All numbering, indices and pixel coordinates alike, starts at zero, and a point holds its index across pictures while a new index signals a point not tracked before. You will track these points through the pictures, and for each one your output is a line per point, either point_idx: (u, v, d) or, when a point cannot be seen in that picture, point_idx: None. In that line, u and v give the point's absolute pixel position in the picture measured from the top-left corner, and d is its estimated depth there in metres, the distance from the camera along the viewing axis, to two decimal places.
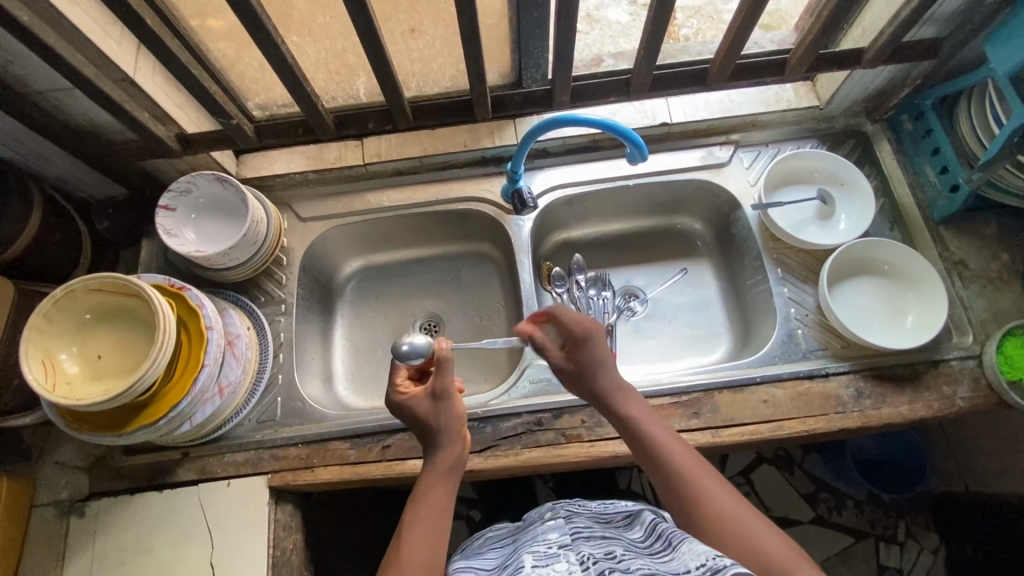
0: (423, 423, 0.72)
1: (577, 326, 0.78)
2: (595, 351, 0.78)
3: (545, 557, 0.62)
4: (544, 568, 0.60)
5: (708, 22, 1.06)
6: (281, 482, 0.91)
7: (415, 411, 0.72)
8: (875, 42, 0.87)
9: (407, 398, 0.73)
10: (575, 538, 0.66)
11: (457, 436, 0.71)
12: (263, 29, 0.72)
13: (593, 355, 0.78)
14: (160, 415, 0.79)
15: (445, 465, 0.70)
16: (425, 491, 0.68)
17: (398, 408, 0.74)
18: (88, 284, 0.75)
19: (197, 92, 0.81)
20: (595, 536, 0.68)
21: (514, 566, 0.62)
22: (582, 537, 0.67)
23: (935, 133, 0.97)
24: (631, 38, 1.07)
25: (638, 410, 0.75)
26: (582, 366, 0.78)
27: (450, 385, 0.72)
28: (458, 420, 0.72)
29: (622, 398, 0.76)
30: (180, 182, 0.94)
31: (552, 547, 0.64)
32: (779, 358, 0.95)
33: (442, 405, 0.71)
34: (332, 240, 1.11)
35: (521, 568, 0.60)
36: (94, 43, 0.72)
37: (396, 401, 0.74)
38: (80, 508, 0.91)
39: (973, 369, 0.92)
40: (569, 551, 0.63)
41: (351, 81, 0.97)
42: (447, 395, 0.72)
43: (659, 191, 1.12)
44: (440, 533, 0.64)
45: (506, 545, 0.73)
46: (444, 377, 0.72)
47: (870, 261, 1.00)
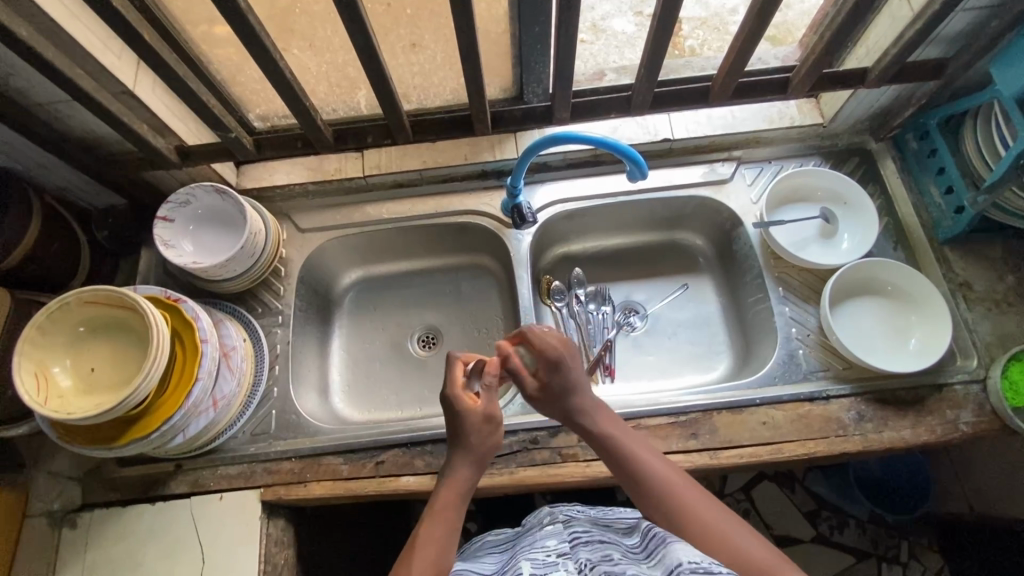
0: (463, 434, 0.74)
1: (548, 350, 0.79)
2: (569, 374, 0.79)
3: (543, 565, 0.61)
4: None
5: (714, 33, 1.05)
6: (274, 496, 0.90)
7: (463, 417, 0.75)
8: (879, 62, 0.86)
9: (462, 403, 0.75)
10: (573, 545, 0.66)
11: (480, 462, 0.74)
12: (261, 44, 0.71)
13: (565, 380, 0.78)
14: (153, 428, 0.78)
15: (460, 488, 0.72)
16: (440, 508, 0.69)
17: (450, 408, 0.76)
18: (83, 297, 0.75)
19: (196, 106, 0.81)
20: (593, 541, 0.67)
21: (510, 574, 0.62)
22: (580, 542, 0.67)
23: (940, 153, 0.96)
24: (636, 50, 1.06)
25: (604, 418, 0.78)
26: (557, 390, 0.78)
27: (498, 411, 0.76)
28: (491, 446, 0.75)
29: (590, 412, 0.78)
30: (179, 194, 0.94)
31: (550, 556, 0.63)
32: (780, 379, 0.94)
33: (485, 428, 0.74)
34: (331, 251, 1.11)
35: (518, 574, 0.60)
36: (94, 57, 0.72)
37: (452, 403, 0.76)
38: (72, 519, 0.91)
39: (977, 393, 0.90)
40: (567, 560, 0.62)
41: (352, 94, 0.96)
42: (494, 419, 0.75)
43: (661, 206, 1.11)
44: (450, 544, 0.66)
45: (504, 551, 0.73)
46: (495, 399, 0.76)
47: (873, 281, 0.99)
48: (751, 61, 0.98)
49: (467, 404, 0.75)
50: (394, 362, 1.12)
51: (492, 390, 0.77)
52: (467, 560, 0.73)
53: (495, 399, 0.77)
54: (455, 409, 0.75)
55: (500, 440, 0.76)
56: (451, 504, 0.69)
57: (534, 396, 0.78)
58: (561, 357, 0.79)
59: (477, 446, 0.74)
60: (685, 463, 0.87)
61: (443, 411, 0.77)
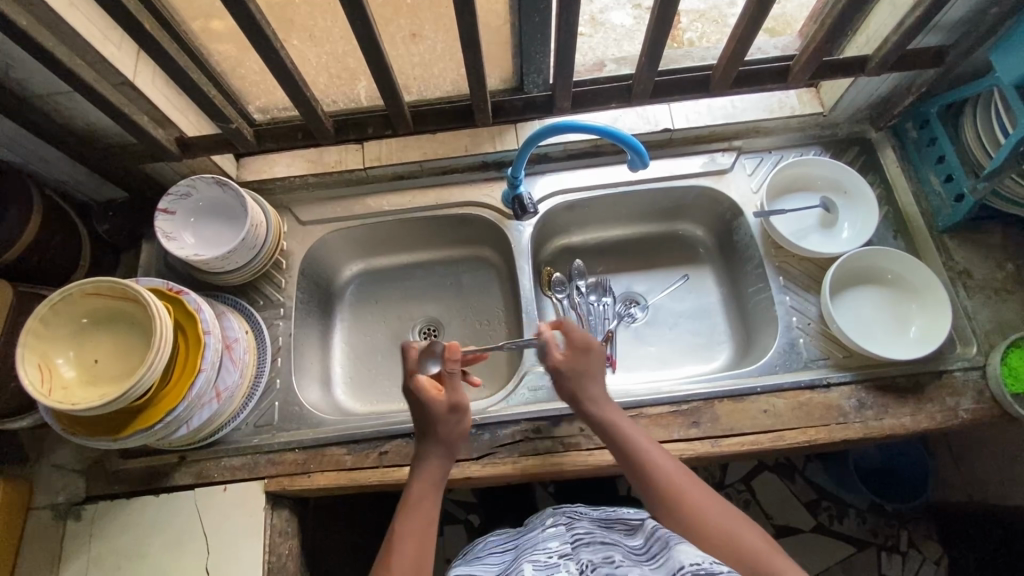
0: (430, 426, 0.75)
1: (581, 335, 0.82)
2: (592, 362, 0.82)
3: (544, 567, 0.64)
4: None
5: (712, 25, 1.05)
6: (278, 487, 0.90)
7: (427, 410, 0.75)
8: (879, 50, 0.86)
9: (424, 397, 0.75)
10: (575, 547, 0.67)
11: (450, 450, 0.76)
12: (261, 33, 0.71)
13: (590, 365, 0.81)
14: (157, 419, 0.78)
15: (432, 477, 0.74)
16: (415, 500, 0.72)
17: (414, 399, 0.76)
18: (85, 289, 0.75)
19: (196, 97, 0.81)
20: (595, 542, 0.68)
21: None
22: (582, 543, 0.68)
23: (940, 142, 0.97)
24: (635, 41, 1.06)
25: (615, 416, 0.79)
26: (578, 374, 0.80)
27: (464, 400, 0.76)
28: (461, 432, 0.76)
29: (603, 407, 0.79)
30: (180, 186, 0.94)
31: (551, 558, 0.65)
32: (780, 368, 0.94)
33: (453, 416, 0.75)
34: (332, 243, 1.11)
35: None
36: (94, 47, 0.72)
37: (417, 392, 0.75)
38: (77, 510, 0.91)
39: (976, 380, 0.91)
40: (569, 561, 0.64)
41: (353, 85, 0.96)
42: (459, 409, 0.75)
43: (662, 197, 1.11)
44: (428, 537, 0.70)
45: (508, 551, 0.74)
46: (459, 388, 0.76)
47: (873, 270, 0.99)
48: (751, 51, 0.98)
49: (431, 395, 0.75)
50: (396, 355, 1.13)
51: (454, 377, 0.76)
52: (470, 562, 0.75)
53: (460, 386, 0.77)
54: (419, 402, 0.75)
55: (468, 424, 0.77)
56: (425, 494, 0.73)
57: (558, 369, 0.79)
58: (592, 344, 0.81)
59: (444, 436, 0.75)
60: (687, 450, 0.88)
61: (408, 402, 0.77)
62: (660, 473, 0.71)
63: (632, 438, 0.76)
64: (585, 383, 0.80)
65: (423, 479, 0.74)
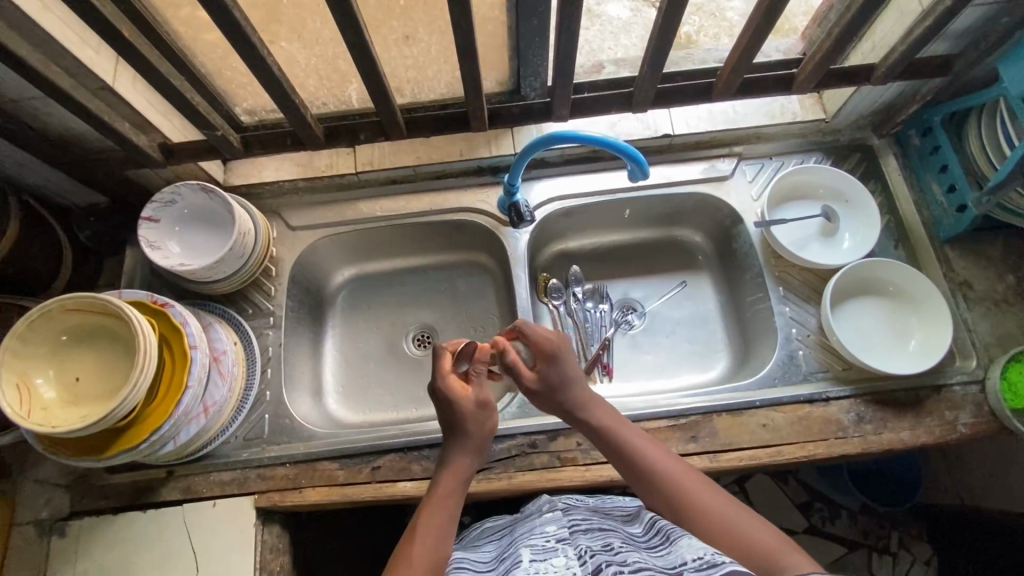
0: (458, 424, 0.74)
1: (545, 343, 0.79)
2: (564, 367, 0.79)
3: (542, 551, 0.63)
4: (542, 561, 0.61)
5: (710, 18, 1.02)
6: (268, 503, 0.88)
7: (456, 407, 0.74)
8: (887, 58, 0.84)
9: (454, 394, 0.74)
10: (573, 532, 0.67)
11: (478, 448, 0.74)
12: (246, 40, 0.68)
13: (560, 372, 0.78)
14: (142, 439, 0.76)
15: (459, 472, 0.71)
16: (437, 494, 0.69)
17: (439, 398, 0.74)
18: (66, 305, 0.72)
19: (179, 104, 0.77)
20: (592, 528, 0.68)
21: (513, 561, 0.63)
22: (579, 529, 0.68)
23: (942, 150, 0.95)
24: (632, 35, 1.04)
25: (608, 417, 0.77)
26: (552, 384, 0.78)
27: (491, 397, 0.76)
28: (487, 431, 0.75)
29: (590, 407, 0.77)
30: (164, 192, 0.91)
31: (549, 542, 0.65)
32: (779, 381, 0.93)
33: (481, 414, 0.74)
34: (323, 249, 1.08)
35: (519, 562, 0.61)
36: (70, 51, 0.68)
37: (445, 391, 0.74)
38: (61, 527, 0.89)
39: (975, 394, 0.90)
40: (567, 546, 0.64)
41: (344, 87, 0.93)
42: (487, 405, 0.75)
43: (661, 203, 1.09)
44: (449, 533, 0.66)
45: (503, 537, 0.74)
46: (486, 386, 0.76)
47: (874, 281, 0.97)
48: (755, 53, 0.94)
49: (461, 394, 0.74)
50: (389, 362, 1.11)
51: (480, 378, 0.77)
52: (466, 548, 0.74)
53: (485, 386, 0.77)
54: (446, 400, 0.74)
55: (495, 424, 0.76)
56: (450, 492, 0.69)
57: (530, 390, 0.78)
58: (557, 351, 0.79)
59: (472, 432, 0.73)
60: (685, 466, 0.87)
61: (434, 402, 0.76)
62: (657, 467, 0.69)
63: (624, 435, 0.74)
64: (564, 394, 0.78)
65: (451, 476, 0.71)
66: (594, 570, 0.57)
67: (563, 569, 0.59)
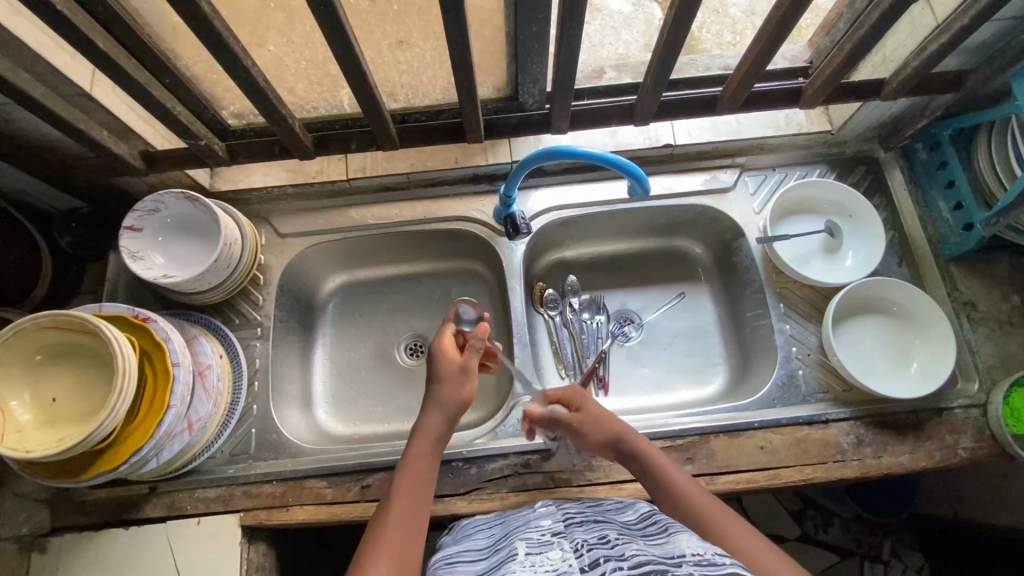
0: (436, 388, 0.78)
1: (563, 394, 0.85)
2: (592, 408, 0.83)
3: (537, 545, 0.63)
4: (538, 555, 0.60)
5: (711, 14, 0.98)
6: (254, 521, 0.86)
7: (438, 372, 0.79)
8: (898, 73, 0.81)
9: (441, 359, 0.79)
10: (568, 525, 0.67)
11: (454, 411, 0.77)
12: (228, 51, 0.64)
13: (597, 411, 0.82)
14: (121, 461, 0.73)
15: (435, 436, 0.75)
16: (414, 457, 0.73)
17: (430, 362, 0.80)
18: (40, 323, 0.69)
19: (158, 113, 0.74)
20: (587, 520, 0.68)
21: (510, 555, 0.63)
22: (574, 522, 0.68)
23: (951, 166, 0.93)
24: (633, 29, 1.02)
25: (653, 452, 0.78)
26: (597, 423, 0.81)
27: (473, 365, 0.79)
28: (465, 397, 0.78)
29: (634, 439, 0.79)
30: (146, 201, 0.87)
31: (545, 536, 0.65)
32: (778, 401, 0.91)
33: (462, 378, 0.78)
34: (312, 257, 1.05)
35: (515, 556, 0.61)
36: (43, 58, 0.65)
37: (436, 354, 0.79)
38: (41, 543, 0.86)
39: (977, 418, 0.88)
40: (562, 539, 0.63)
41: (334, 92, 0.88)
42: (468, 372, 0.79)
43: (661, 214, 1.07)
44: (422, 500, 0.70)
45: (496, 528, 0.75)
46: (476, 354, 0.79)
47: (877, 300, 0.95)
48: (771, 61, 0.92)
49: (448, 357, 0.79)
50: (380, 372, 1.08)
51: (473, 350, 0.80)
52: (460, 540, 0.74)
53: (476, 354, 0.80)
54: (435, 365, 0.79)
55: (473, 393, 0.79)
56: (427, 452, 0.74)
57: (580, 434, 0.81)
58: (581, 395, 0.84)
59: (447, 396, 0.77)
60: None
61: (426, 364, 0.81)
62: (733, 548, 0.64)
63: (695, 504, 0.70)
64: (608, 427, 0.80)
65: (423, 438, 0.75)
66: (591, 563, 0.56)
67: (558, 561, 0.58)
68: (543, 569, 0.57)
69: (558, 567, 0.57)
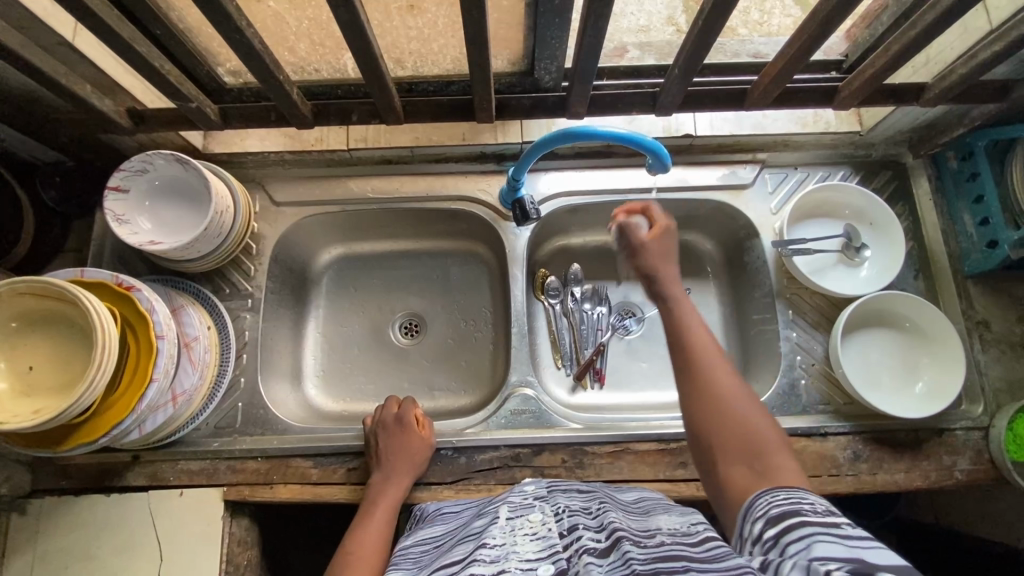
0: (389, 462, 0.81)
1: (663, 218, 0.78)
2: (666, 245, 0.75)
3: (519, 508, 0.62)
4: (518, 518, 0.59)
5: None
6: (237, 497, 0.85)
7: (391, 445, 0.82)
8: (942, 79, 0.76)
9: (394, 432, 0.83)
10: (551, 491, 0.67)
11: (409, 485, 0.82)
12: (222, 12, 0.59)
13: (671, 247, 0.75)
14: (101, 434, 0.71)
15: (385, 517, 0.77)
16: (360, 545, 0.73)
17: (383, 435, 0.84)
18: (19, 289, 0.66)
19: (145, 72, 0.68)
20: (570, 490, 0.69)
21: (488, 517, 0.63)
22: (557, 489, 0.68)
23: (981, 179, 0.88)
24: None
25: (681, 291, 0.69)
26: (663, 250, 0.74)
27: (433, 444, 0.86)
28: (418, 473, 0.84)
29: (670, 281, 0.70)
30: (134, 160, 0.82)
31: (527, 500, 0.65)
32: (778, 411, 0.89)
33: (422, 453, 0.84)
34: (307, 228, 1.01)
35: (496, 520, 0.59)
36: (19, 3, 0.60)
37: (392, 431, 0.83)
38: (21, 505, 0.85)
39: (977, 441, 0.87)
40: (544, 504, 0.63)
41: (337, 56, 0.81)
42: (426, 449, 0.85)
43: (673, 207, 1.02)
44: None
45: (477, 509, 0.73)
46: (432, 432, 0.87)
47: (891, 314, 0.92)
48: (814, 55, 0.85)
49: (412, 429, 0.84)
50: (372, 349, 1.05)
51: (429, 426, 0.87)
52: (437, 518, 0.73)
53: (432, 433, 0.87)
54: (392, 436, 0.83)
55: (425, 470, 0.85)
56: (385, 512, 0.78)
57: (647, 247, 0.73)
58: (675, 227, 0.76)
59: (407, 469, 0.82)
60: (672, 492, 0.84)
61: (374, 441, 0.84)
62: (722, 413, 0.57)
63: (699, 350, 0.62)
64: (665, 262, 0.73)
65: (367, 530, 0.75)
66: (569, 528, 0.54)
67: (538, 525, 0.56)
68: (524, 532, 0.55)
69: (538, 531, 0.55)
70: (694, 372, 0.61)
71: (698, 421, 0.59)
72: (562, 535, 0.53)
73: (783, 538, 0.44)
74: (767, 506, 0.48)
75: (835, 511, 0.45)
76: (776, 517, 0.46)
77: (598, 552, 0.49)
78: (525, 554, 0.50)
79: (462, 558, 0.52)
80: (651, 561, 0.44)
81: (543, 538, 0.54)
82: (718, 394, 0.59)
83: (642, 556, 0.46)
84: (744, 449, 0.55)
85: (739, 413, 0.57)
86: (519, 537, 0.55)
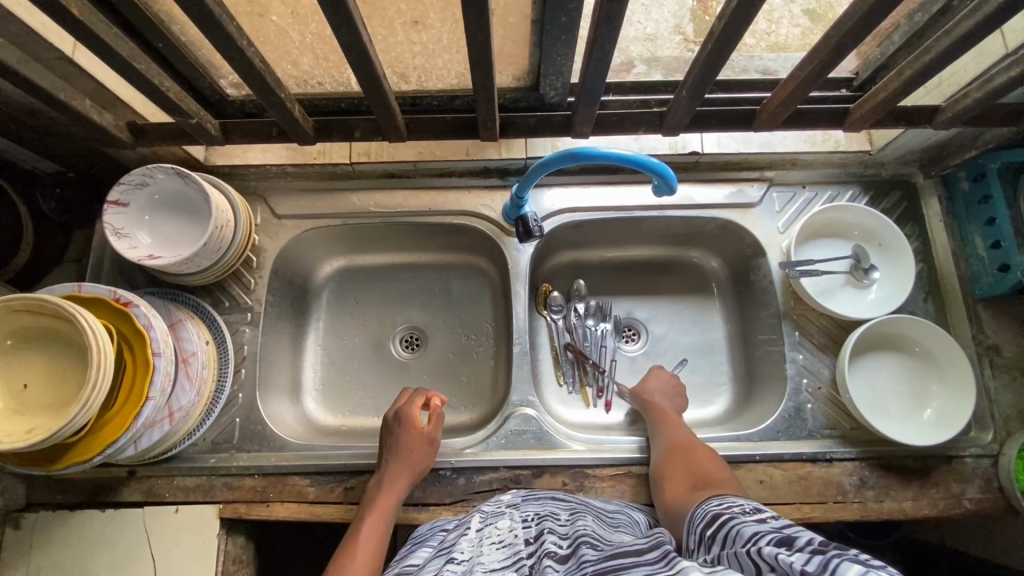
0: (394, 455, 0.80)
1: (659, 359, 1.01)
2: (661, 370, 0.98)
3: (490, 516, 0.70)
4: (488, 527, 0.66)
5: None
6: (233, 515, 0.84)
7: (397, 438, 0.81)
8: (956, 103, 0.74)
9: (401, 425, 0.82)
10: (524, 500, 0.74)
11: (413, 479, 0.80)
12: (222, 33, 0.58)
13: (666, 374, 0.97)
14: (95, 453, 0.70)
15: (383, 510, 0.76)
16: (354, 544, 0.72)
17: (393, 427, 0.83)
18: (15, 306, 0.65)
19: (145, 88, 0.67)
20: (544, 497, 0.75)
21: (461, 527, 0.69)
22: (531, 498, 0.75)
23: (994, 201, 0.86)
24: (663, 10, 0.96)
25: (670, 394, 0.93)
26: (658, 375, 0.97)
27: (438, 437, 0.84)
28: (424, 465, 0.82)
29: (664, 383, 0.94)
30: (133, 174, 0.82)
31: (499, 508, 0.72)
32: (782, 434, 0.88)
33: (427, 449, 0.82)
34: (309, 241, 1.00)
35: (466, 532, 0.66)
36: (17, 19, 0.59)
37: (401, 424, 0.82)
38: (16, 519, 0.84)
39: (987, 469, 0.85)
40: (514, 512, 0.69)
41: (340, 70, 0.80)
42: (431, 443, 0.83)
43: (678, 225, 1.01)
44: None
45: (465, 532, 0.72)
46: (439, 425, 0.84)
47: (899, 338, 0.90)
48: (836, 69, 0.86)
49: (416, 424, 0.83)
50: (372, 363, 1.04)
51: (435, 415, 0.85)
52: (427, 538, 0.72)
53: (438, 422, 0.85)
54: (398, 428, 0.82)
55: (429, 464, 0.83)
56: (382, 508, 0.76)
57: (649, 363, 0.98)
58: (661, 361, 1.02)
59: (410, 463, 0.80)
60: None
61: (383, 432, 0.84)
62: (691, 464, 0.76)
63: (679, 427, 0.84)
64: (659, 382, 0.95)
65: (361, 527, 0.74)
66: (535, 536, 0.61)
67: (506, 533, 0.63)
68: (492, 541, 0.62)
69: (506, 538, 0.62)
70: (675, 438, 0.82)
71: (671, 474, 0.77)
72: (527, 542, 0.60)
73: (724, 534, 0.51)
74: (703, 512, 0.57)
75: (760, 506, 0.53)
76: (709, 521, 0.54)
77: (557, 555, 0.56)
78: (490, 563, 0.57)
79: (433, 570, 0.58)
80: (600, 561, 0.51)
81: (510, 545, 0.61)
82: (690, 454, 0.78)
83: (593, 557, 0.53)
84: (703, 483, 0.72)
85: (703, 464, 0.76)
86: (488, 546, 0.61)
